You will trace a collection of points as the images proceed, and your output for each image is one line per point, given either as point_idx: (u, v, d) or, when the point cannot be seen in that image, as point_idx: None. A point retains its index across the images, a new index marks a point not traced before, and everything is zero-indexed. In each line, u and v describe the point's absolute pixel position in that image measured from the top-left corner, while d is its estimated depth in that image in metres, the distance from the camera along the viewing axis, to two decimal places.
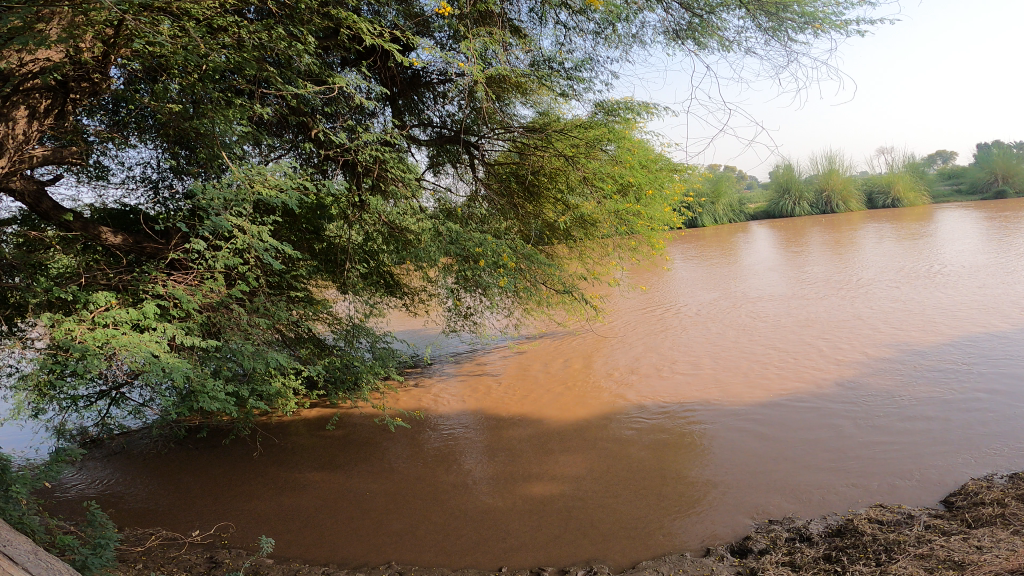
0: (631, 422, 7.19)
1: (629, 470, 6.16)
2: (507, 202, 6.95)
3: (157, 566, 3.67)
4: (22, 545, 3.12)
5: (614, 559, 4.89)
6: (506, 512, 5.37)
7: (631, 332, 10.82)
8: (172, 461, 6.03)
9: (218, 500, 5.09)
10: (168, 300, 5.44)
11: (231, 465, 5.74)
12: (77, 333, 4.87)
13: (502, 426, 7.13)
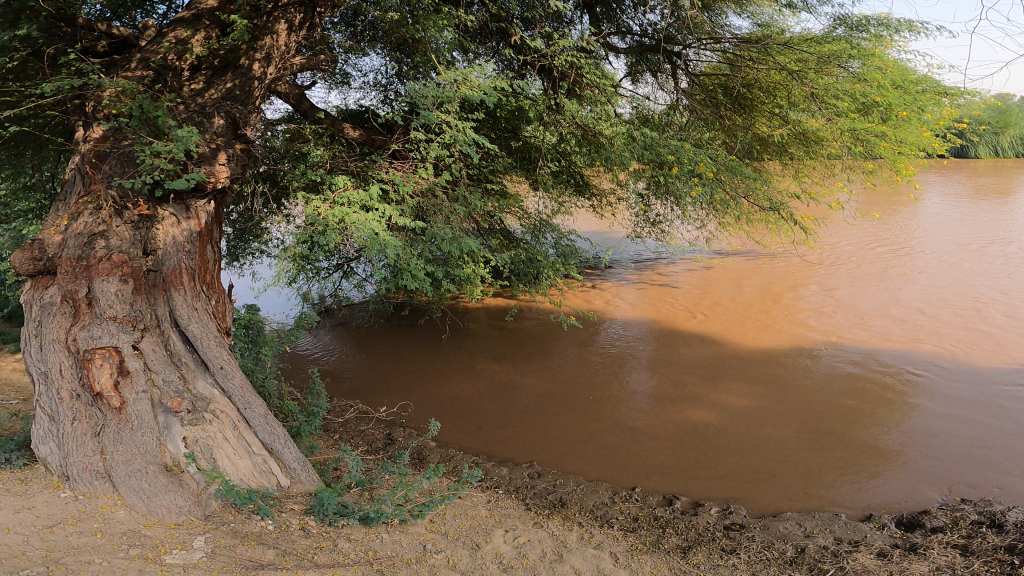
0: (808, 376, 7.31)
1: (794, 423, 6.32)
2: (711, 111, 7.86)
3: (350, 435, 5.73)
4: (257, 407, 4.78)
5: (757, 502, 5.19)
6: (651, 434, 6.21)
7: (840, 279, 10.78)
8: (391, 356, 8.02)
9: (412, 396, 6.85)
10: (388, 185, 5.91)
11: (428, 370, 7.52)
12: (322, 210, 5.54)
13: (675, 359, 7.81)
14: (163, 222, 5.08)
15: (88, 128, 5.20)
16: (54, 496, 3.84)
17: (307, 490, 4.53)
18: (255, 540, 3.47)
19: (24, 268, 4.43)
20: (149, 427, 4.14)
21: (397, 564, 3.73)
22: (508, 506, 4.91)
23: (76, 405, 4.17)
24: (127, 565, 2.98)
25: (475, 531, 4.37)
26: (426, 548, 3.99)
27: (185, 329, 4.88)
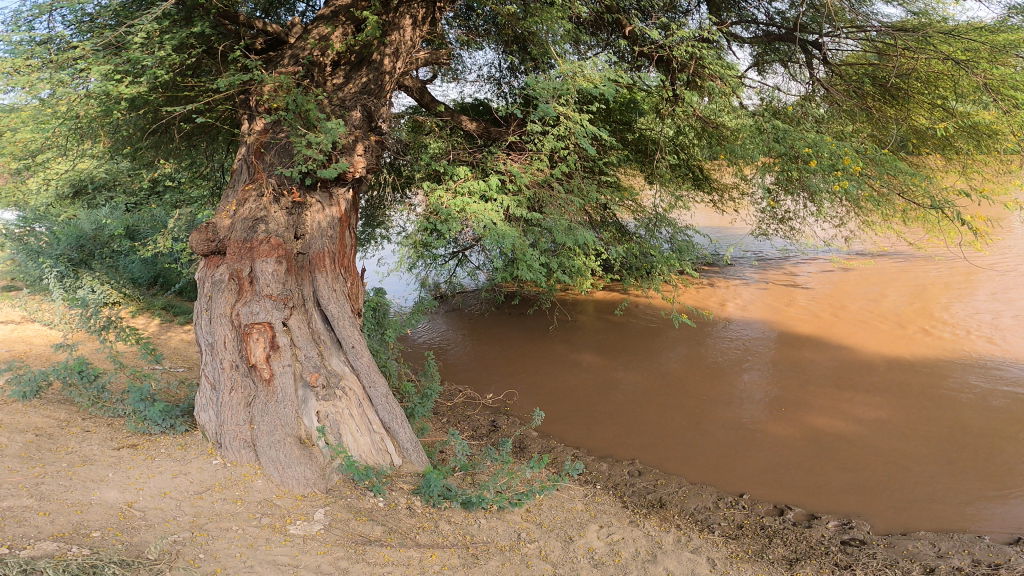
0: (955, 387, 6.67)
1: (932, 435, 5.82)
2: (856, 105, 7.38)
3: (456, 421, 6.24)
4: (381, 386, 5.25)
5: (881, 517, 4.86)
6: (764, 439, 6.01)
7: (1007, 284, 9.69)
8: (501, 345, 8.40)
9: (518, 386, 7.18)
10: (506, 176, 6.14)
11: (534, 363, 7.82)
12: (445, 200, 5.89)
13: (798, 362, 7.47)
14: (311, 209, 5.66)
15: (251, 120, 5.76)
16: (207, 462, 4.47)
17: (416, 471, 4.99)
18: (366, 517, 3.90)
19: (201, 249, 5.12)
20: (290, 398, 4.73)
21: (492, 549, 4.01)
22: (604, 502, 5.05)
23: (234, 374, 4.81)
24: (260, 532, 3.45)
25: (569, 524, 4.57)
26: (520, 536, 4.26)
27: (324, 308, 5.43)
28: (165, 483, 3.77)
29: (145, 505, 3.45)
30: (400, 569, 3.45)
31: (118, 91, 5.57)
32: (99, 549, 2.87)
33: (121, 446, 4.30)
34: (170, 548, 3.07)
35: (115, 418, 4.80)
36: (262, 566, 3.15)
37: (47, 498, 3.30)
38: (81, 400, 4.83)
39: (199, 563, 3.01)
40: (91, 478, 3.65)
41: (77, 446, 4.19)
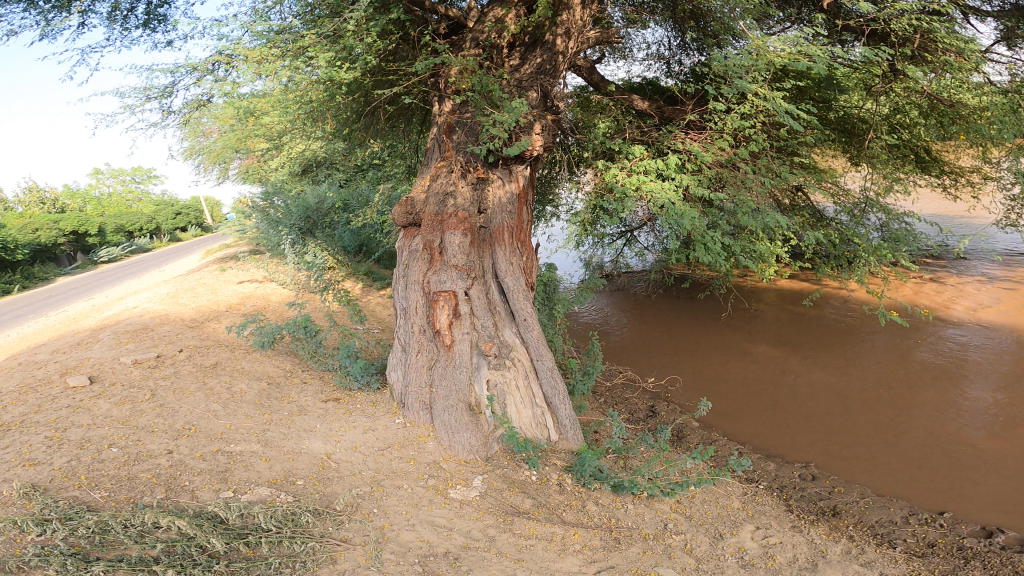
0: None
1: None
2: None
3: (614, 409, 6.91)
4: (548, 361, 5.59)
5: None
6: (956, 461, 5.75)
7: None
8: (667, 363, 8.84)
9: (683, 397, 7.58)
10: (686, 157, 6.12)
11: (700, 378, 8.17)
12: (620, 177, 6.07)
13: (998, 390, 7.01)
14: (493, 185, 6.03)
15: (442, 102, 6.23)
16: (391, 421, 5.23)
17: (570, 447, 5.29)
18: (518, 488, 4.51)
19: (401, 220, 5.85)
20: (465, 364, 5.25)
21: (634, 536, 4.23)
22: (764, 504, 5.09)
23: (421, 338, 5.44)
24: (424, 494, 4.26)
25: (720, 522, 4.63)
26: (666, 526, 4.43)
27: (501, 280, 5.78)
28: (355, 439, 4.93)
29: (338, 459, 4.60)
30: (543, 543, 3.89)
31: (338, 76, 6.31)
32: (299, 497, 3.96)
33: (326, 401, 5.60)
34: (353, 500, 4.00)
35: (325, 369, 6.36)
36: (423, 524, 3.87)
37: (268, 445, 4.69)
38: (303, 352, 6.49)
39: (371, 516, 3.87)
40: (302, 429, 5.01)
41: (294, 398, 5.67)
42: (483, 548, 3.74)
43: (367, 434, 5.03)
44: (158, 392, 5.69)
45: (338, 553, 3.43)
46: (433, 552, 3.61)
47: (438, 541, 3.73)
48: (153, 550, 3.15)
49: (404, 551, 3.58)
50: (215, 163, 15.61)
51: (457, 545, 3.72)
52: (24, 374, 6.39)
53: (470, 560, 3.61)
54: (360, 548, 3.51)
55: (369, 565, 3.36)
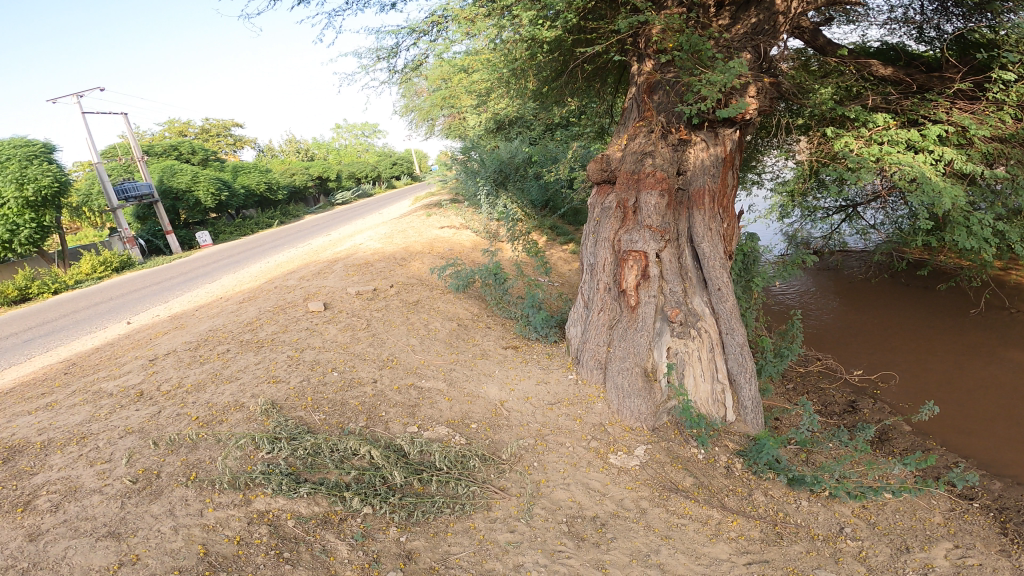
0: None
1: None
2: None
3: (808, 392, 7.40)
4: (737, 334, 5.91)
5: None
6: None
7: None
8: (885, 364, 8.37)
9: (899, 402, 7.25)
10: (952, 130, 6.91)
11: (923, 385, 7.65)
12: (857, 147, 6.90)
13: None
14: (694, 146, 6.04)
15: (642, 60, 6.32)
16: (563, 376, 6.26)
17: (745, 432, 5.78)
18: (681, 466, 5.07)
19: (596, 176, 6.20)
20: (647, 329, 5.83)
21: (801, 534, 4.41)
22: (975, 523, 4.71)
23: (605, 296, 6.13)
24: (584, 455, 5.10)
25: (911, 535, 4.44)
26: (842, 531, 4.48)
27: (697, 246, 6.08)
28: (528, 390, 5.98)
29: (508, 407, 5.65)
30: (695, 524, 4.36)
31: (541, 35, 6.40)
32: (471, 441, 5.02)
33: (506, 349, 6.78)
34: (517, 451, 5.02)
35: (508, 317, 7.54)
36: (578, 485, 4.69)
37: (452, 385, 5.83)
38: (490, 297, 7.82)
39: (530, 470, 4.81)
40: (483, 373, 6.16)
41: (478, 341, 6.92)
42: (632, 518, 4.37)
43: (539, 387, 6.07)
44: (373, 322, 7.02)
45: (495, 500, 4.39)
46: (582, 514, 4.36)
47: (589, 504, 4.49)
48: (346, 476, 4.25)
49: (555, 508, 4.39)
50: (427, 106, 17.13)
51: (607, 511, 4.44)
52: (281, 297, 8.15)
53: (617, 527, 4.27)
54: (514, 499, 4.43)
55: (519, 516, 4.24)
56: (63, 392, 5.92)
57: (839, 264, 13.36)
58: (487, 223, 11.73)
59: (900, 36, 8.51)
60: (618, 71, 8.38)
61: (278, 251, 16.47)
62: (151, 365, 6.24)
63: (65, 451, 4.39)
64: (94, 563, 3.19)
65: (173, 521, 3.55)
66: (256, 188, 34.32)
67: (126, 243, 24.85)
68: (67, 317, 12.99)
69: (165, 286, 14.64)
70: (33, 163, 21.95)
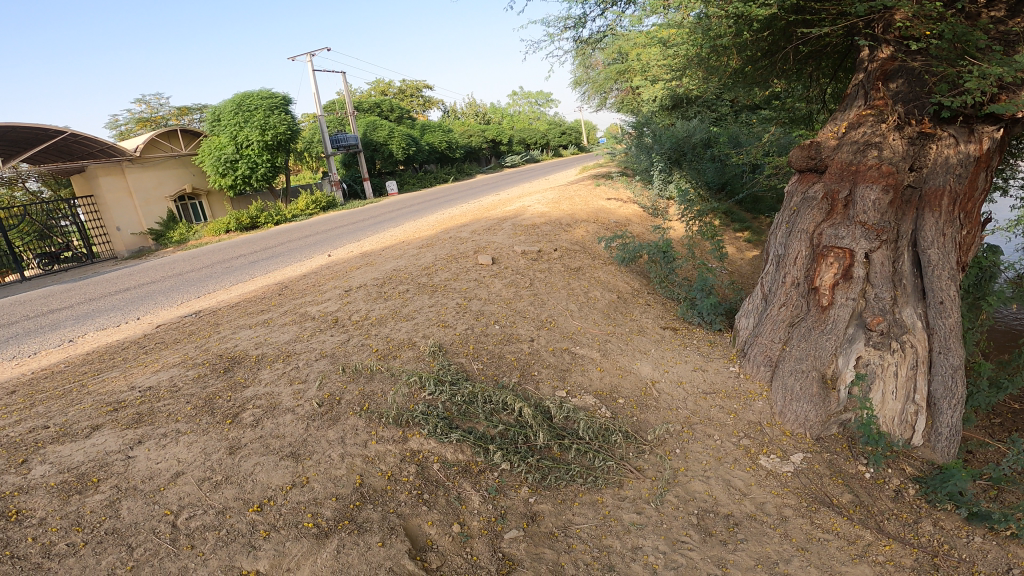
0: None
1: None
2: None
3: (1013, 430, 6.55)
4: (954, 358, 5.31)
5: None
6: None
7: None
8: None
9: None
10: None
11: None
12: None
13: None
14: (940, 142, 5.45)
15: (879, 45, 5.88)
16: (722, 367, 6.17)
17: (930, 458, 5.24)
18: (840, 481, 4.79)
19: (800, 163, 6.02)
20: (836, 333, 5.61)
21: (961, 569, 4.05)
22: None
23: (791, 292, 5.98)
24: (731, 451, 4.96)
25: None
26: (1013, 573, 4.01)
27: (921, 251, 5.55)
28: (682, 374, 5.90)
29: (659, 388, 5.62)
30: (840, 542, 4.12)
31: (751, 13, 5.99)
32: (616, 415, 5.10)
33: (663, 329, 6.70)
34: (662, 434, 4.99)
35: (669, 296, 7.47)
36: (718, 480, 4.59)
37: (605, 356, 5.92)
38: (654, 274, 7.72)
39: (671, 455, 4.79)
40: (637, 350, 6.16)
41: (637, 317, 6.87)
42: (769, 524, 4.22)
43: (694, 373, 5.97)
44: (535, 282, 7.28)
45: (628, 479, 4.46)
46: (716, 510, 4.29)
47: (726, 501, 4.38)
48: (493, 429, 4.61)
49: (688, 498, 4.36)
50: (603, 79, 17.06)
51: (744, 512, 4.31)
52: (456, 247, 8.73)
53: (749, 530, 4.14)
54: (648, 481, 4.47)
55: (649, 499, 4.28)
56: (276, 311, 6.97)
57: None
58: (655, 198, 11.45)
59: None
60: (837, 54, 7.57)
61: (453, 205, 17.47)
62: (346, 295, 7.11)
63: (272, 367, 5.22)
64: (273, 481, 3.74)
65: (342, 449, 4.10)
66: (440, 146, 36.56)
67: (334, 187, 27.88)
68: (283, 245, 15.01)
69: (361, 227, 16.28)
70: (274, 113, 25.34)
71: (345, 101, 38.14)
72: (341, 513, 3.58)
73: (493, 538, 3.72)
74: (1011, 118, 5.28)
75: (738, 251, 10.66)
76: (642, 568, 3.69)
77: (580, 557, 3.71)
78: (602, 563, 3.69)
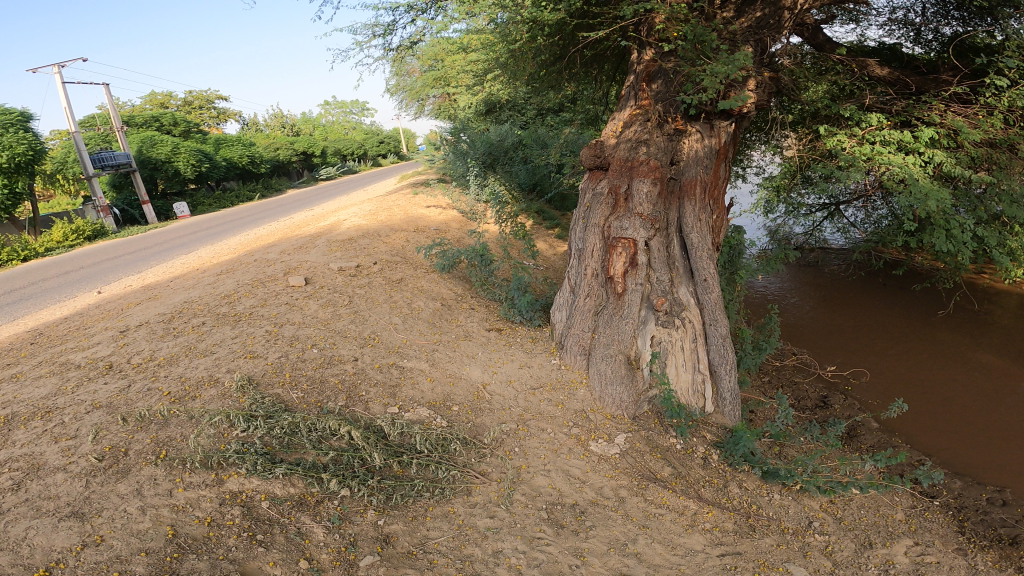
0: None
1: None
2: None
3: (778, 383, 7.84)
4: (721, 327, 6.08)
5: None
6: None
7: None
8: (857, 357, 8.83)
9: (868, 391, 7.82)
10: (941, 131, 7.46)
11: (887, 378, 8.14)
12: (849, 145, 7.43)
13: None
14: (690, 137, 6.36)
15: (642, 49, 6.70)
16: (547, 361, 6.32)
17: (723, 423, 5.88)
18: (659, 456, 5.15)
19: (589, 162, 6.41)
20: (632, 316, 6.03)
21: (772, 527, 4.56)
22: (931, 521, 5.02)
23: (592, 282, 6.34)
24: (565, 442, 5.11)
25: (873, 531, 4.69)
26: (810, 525, 4.65)
27: (686, 236, 6.31)
28: (510, 373, 5.98)
29: (491, 391, 5.63)
30: (672, 515, 4.43)
31: (542, 17, 6.45)
32: (452, 423, 4.99)
33: (489, 331, 6.76)
34: (499, 436, 4.98)
35: (491, 299, 7.59)
36: (558, 472, 4.69)
37: (435, 366, 5.78)
38: (474, 278, 7.78)
39: (511, 455, 4.79)
40: (465, 355, 6.12)
41: (462, 323, 6.85)
42: (611, 507, 4.39)
43: (521, 371, 6.08)
44: (354, 299, 6.93)
45: (475, 485, 4.37)
46: (562, 501, 4.36)
47: (569, 492, 4.49)
48: (324, 456, 4.21)
49: (535, 494, 4.39)
50: (420, 87, 17.15)
51: (586, 499, 4.44)
52: (260, 270, 8.01)
53: (596, 516, 4.28)
54: (494, 484, 4.41)
55: (500, 501, 4.22)
56: (28, 364, 5.75)
57: (819, 260, 13.54)
58: (474, 202, 11.68)
59: (900, 42, 8.83)
60: (617, 58, 8.36)
61: (253, 226, 16.17)
62: (123, 336, 6.11)
63: (29, 427, 4.27)
64: (56, 543, 3.11)
65: (141, 501, 3.47)
66: (239, 162, 33.90)
67: (103, 211, 24.26)
68: (37, 286, 12.65)
69: (141, 257, 14.37)
70: (9, 132, 21.52)
71: (108, 115, 33.74)
72: (157, 566, 3.06)
73: (347, 568, 3.40)
74: (737, 113, 6.35)
75: (553, 248, 11.22)
76: (505, 572, 3.62)
77: (443, 572, 3.54)
78: (467, 573, 3.56)
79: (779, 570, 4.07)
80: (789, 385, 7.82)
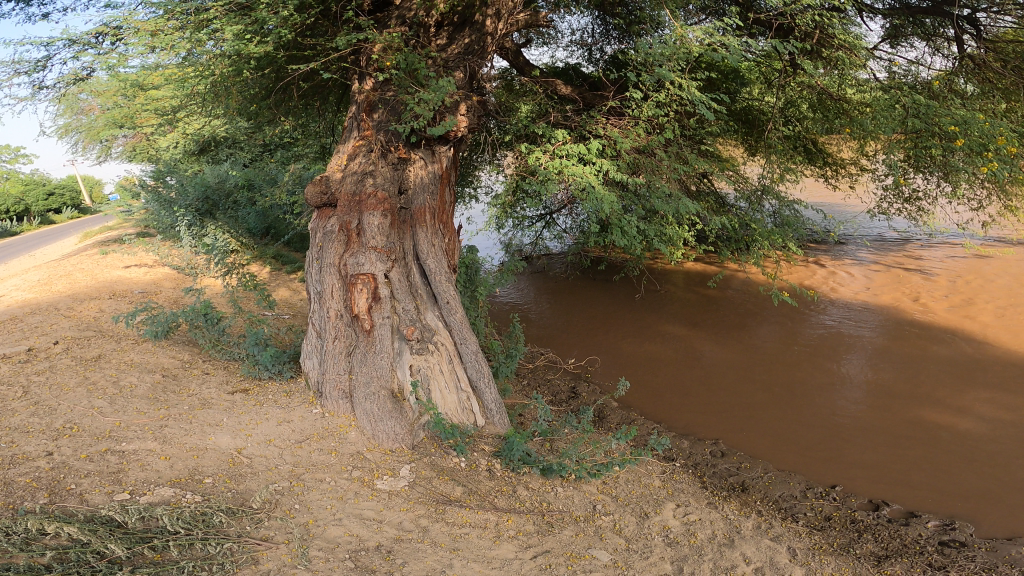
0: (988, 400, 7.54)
1: (940, 446, 6.65)
2: (907, 115, 8.26)
3: (532, 381, 8.35)
4: (470, 343, 6.29)
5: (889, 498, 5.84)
6: (796, 424, 7.21)
7: None
8: (588, 347, 9.96)
9: (601, 374, 8.84)
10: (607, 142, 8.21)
11: (613, 359, 9.33)
12: (542, 160, 7.74)
13: (854, 372, 8.41)
14: (414, 164, 6.58)
15: (362, 79, 6.64)
16: (308, 412, 5.65)
17: (495, 432, 6.04)
18: (447, 477, 4.99)
19: (316, 201, 6.11)
20: (386, 349, 5.76)
21: (566, 518, 4.73)
22: (679, 480, 5.80)
23: (338, 323, 5.89)
24: (349, 487, 4.62)
25: (645, 501, 5.18)
26: (595, 508, 4.94)
27: (423, 262, 6.41)
28: (268, 433, 5.22)
29: (248, 454, 4.84)
30: (477, 531, 4.35)
31: (248, 50, 6.06)
32: (208, 497, 4.12)
33: (232, 394, 5.85)
34: (272, 497, 4.28)
35: (228, 359, 6.65)
36: (350, 518, 4.25)
37: (167, 443, 4.75)
38: (202, 342, 6.75)
39: (292, 513, 4.17)
40: (207, 424, 5.17)
41: (195, 390, 5.82)
42: (416, 539, 4.14)
43: (281, 427, 5.35)
44: (32, 389, 5.40)
45: (261, 552, 3.70)
46: (364, 546, 3.98)
47: (368, 534, 4.10)
48: (42, 557, 3.18)
49: (333, 546, 3.91)
50: (105, 126, 14.79)
51: (389, 537, 4.12)
52: None
53: (404, 552, 4.00)
54: (282, 547, 3.78)
55: (295, 563, 3.65)
56: None
57: (544, 266, 14.92)
58: (190, 256, 10.30)
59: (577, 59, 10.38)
60: (339, 89, 8.26)
61: None
62: None
63: None
64: None
65: None
66: None
67: None
68: None
69: None
70: None
71: None
72: None
73: None
74: (454, 139, 6.77)
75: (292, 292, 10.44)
76: None
77: None
78: None
79: (586, 558, 4.24)
80: (542, 381, 8.40)
